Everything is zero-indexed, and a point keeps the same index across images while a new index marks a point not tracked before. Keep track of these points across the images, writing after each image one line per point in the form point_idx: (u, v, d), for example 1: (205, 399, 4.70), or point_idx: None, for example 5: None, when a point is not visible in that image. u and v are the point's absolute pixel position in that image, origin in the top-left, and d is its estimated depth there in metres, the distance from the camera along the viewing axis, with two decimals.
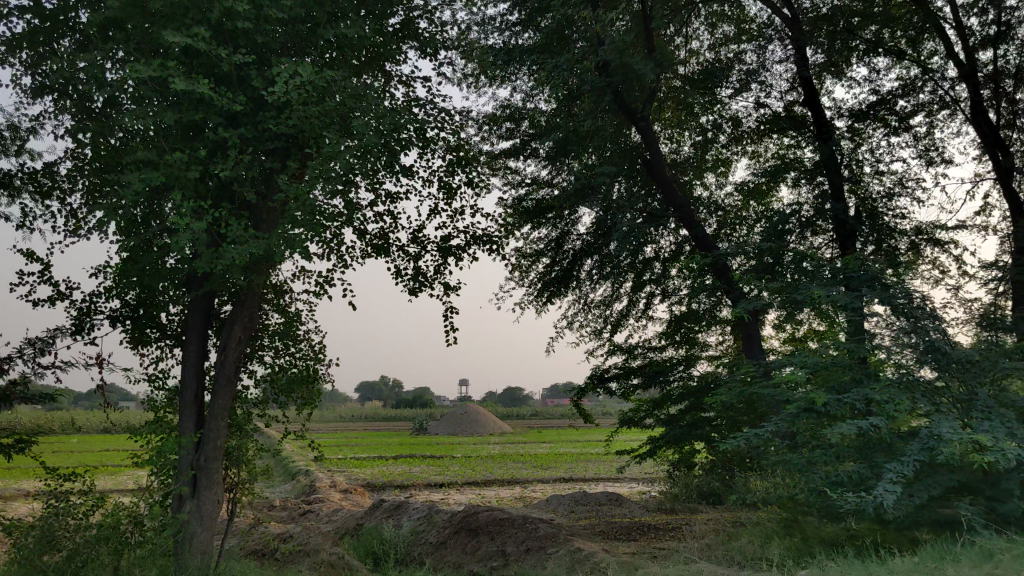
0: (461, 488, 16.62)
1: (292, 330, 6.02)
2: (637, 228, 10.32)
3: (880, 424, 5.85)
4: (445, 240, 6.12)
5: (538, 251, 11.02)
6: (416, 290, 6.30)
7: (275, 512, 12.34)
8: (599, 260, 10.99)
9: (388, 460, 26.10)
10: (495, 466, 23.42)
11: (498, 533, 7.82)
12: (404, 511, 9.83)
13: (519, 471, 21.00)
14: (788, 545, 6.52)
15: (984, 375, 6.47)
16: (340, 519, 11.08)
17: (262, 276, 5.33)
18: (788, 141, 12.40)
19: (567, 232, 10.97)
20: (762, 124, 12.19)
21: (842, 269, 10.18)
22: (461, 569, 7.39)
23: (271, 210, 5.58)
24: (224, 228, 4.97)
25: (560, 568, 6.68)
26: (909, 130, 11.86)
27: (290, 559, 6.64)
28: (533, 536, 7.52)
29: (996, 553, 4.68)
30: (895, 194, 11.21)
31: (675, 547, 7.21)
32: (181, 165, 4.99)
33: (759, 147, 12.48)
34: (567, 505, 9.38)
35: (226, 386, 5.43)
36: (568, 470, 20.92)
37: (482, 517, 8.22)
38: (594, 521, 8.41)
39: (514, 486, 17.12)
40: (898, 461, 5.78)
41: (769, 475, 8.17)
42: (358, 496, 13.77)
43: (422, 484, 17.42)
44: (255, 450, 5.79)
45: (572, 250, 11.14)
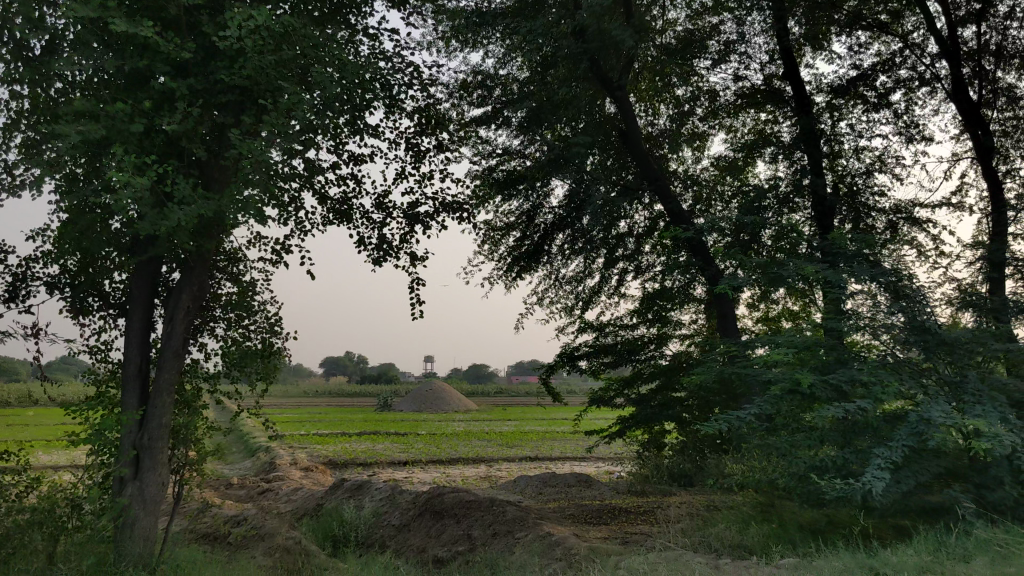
0: (425, 467, 16.27)
1: (247, 301, 5.60)
2: (612, 202, 9.98)
3: (868, 407, 5.60)
4: (412, 206, 5.75)
5: (509, 224, 10.65)
6: (380, 259, 5.92)
7: (232, 491, 11.92)
8: (572, 234, 10.65)
9: (351, 436, 25.68)
10: (460, 443, 23.14)
11: (464, 516, 7.50)
12: (366, 492, 9.47)
13: (483, 450, 20.70)
14: (768, 532, 6.25)
15: (971, 356, 6.25)
16: (300, 499, 10.70)
17: (212, 241, 4.92)
18: (766, 116, 12.13)
19: (538, 206, 10.61)
20: (739, 98, 11.89)
21: (821, 247, 9.94)
22: (424, 553, 7.07)
23: (224, 169, 5.16)
24: (170, 187, 4.55)
25: (529, 555, 6.37)
26: (888, 107, 11.64)
27: (243, 544, 6.26)
28: (500, 519, 7.21)
29: (993, 544, 4.44)
30: (874, 171, 10.99)
31: (649, 532, 6.93)
32: (124, 117, 4.56)
33: (736, 122, 12.19)
34: (534, 486, 9.06)
35: (173, 359, 5.01)
36: (533, 448, 20.68)
37: (447, 498, 7.88)
38: (563, 503, 8.11)
39: (479, 464, 16.83)
40: (886, 446, 5.53)
41: (745, 458, 7.92)
42: (319, 475, 13.37)
43: (385, 462, 17.06)
44: (206, 429, 5.39)
45: (544, 223, 10.78)
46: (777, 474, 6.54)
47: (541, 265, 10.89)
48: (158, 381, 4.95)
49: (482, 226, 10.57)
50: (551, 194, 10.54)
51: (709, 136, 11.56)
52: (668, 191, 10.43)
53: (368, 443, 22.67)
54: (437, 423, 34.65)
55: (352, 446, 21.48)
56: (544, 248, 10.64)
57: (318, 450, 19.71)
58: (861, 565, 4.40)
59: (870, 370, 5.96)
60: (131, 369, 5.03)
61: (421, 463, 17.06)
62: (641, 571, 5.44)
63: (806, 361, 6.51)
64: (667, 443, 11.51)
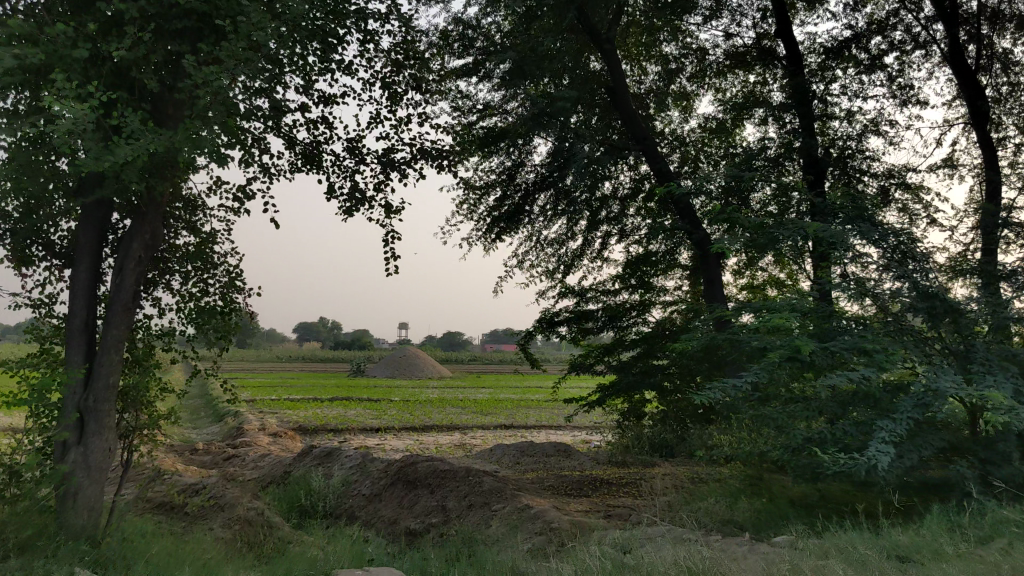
0: (398, 434, 15.91)
1: (206, 252, 5.14)
2: (597, 161, 9.57)
3: (872, 376, 5.27)
4: (387, 152, 5.31)
5: (489, 183, 10.21)
6: (352, 209, 5.49)
7: (197, 457, 11.48)
8: (555, 195, 10.24)
9: (322, 402, 25.26)
10: (434, 411, 22.78)
11: (439, 486, 7.14)
12: (336, 460, 9.08)
13: (458, 417, 20.35)
14: (759, 507, 5.93)
15: (977, 325, 5.95)
16: (267, 466, 10.29)
17: (166, 182, 4.46)
18: (755, 78, 11.73)
19: (519, 165, 10.18)
20: (729, 58, 11.48)
21: (811, 213, 9.60)
22: (396, 525, 6.70)
23: (179, 105, 4.70)
24: (117, 120, 4.10)
25: (507, 528, 6.01)
26: (882, 70, 11.28)
27: (201, 514, 5.86)
28: (476, 490, 6.84)
29: (1010, 524, 4.13)
30: (867, 136, 10.64)
31: (632, 506, 6.60)
32: (66, 41, 4.09)
33: (725, 83, 11.79)
34: (511, 456, 8.70)
35: (122, 314, 4.53)
36: (508, 416, 20.37)
37: (421, 467, 7.51)
38: (542, 474, 7.77)
39: (453, 432, 16.50)
40: (889, 418, 5.21)
41: (732, 429, 7.60)
42: (288, 441, 12.96)
43: (357, 429, 16.68)
44: (158, 390, 4.95)
45: (526, 183, 10.36)
46: (770, 447, 6.22)
47: (522, 227, 10.48)
48: (105, 337, 4.47)
49: (461, 184, 10.12)
50: (533, 152, 10.12)
51: (697, 97, 11.16)
52: (655, 151, 10.04)
53: (340, 410, 22.27)
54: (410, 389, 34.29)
55: (323, 412, 21.06)
56: (525, 209, 10.22)
57: (288, 415, 19.29)
58: (870, 545, 4.08)
59: (872, 338, 5.64)
60: (75, 325, 4.53)
61: (394, 430, 16.69)
62: (628, 548, 5.11)
63: (802, 328, 6.18)
64: (647, 412, 11.18)
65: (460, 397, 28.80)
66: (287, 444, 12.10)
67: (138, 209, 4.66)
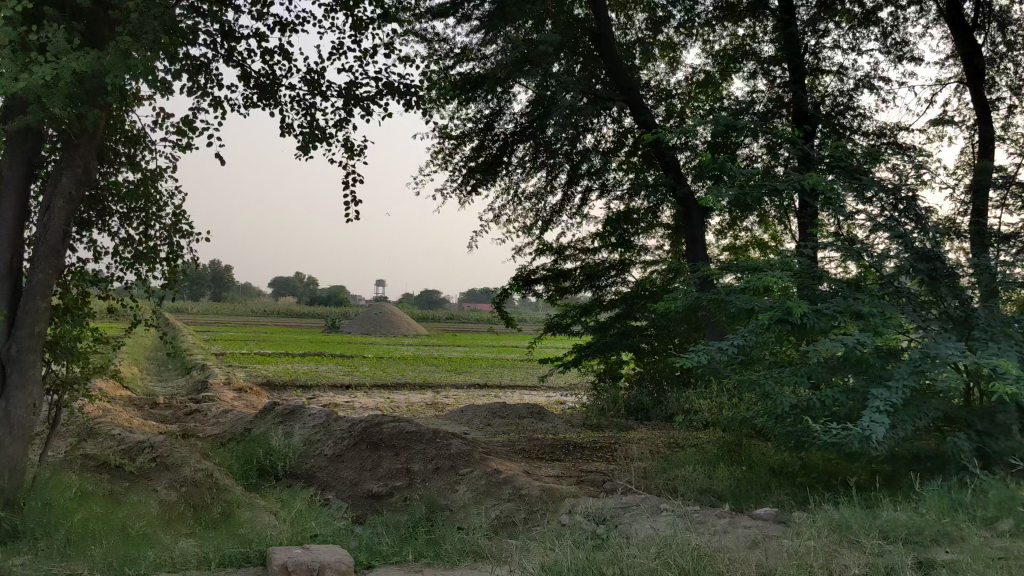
0: (368, 392, 15.54)
1: (148, 192, 4.69)
2: (578, 111, 9.13)
3: (867, 341, 4.93)
4: (348, 87, 4.86)
5: (465, 132, 9.75)
6: (309, 148, 5.04)
7: (157, 411, 11.06)
8: (534, 146, 9.81)
9: (293, 357, 24.81)
10: (408, 368, 22.45)
11: (404, 448, 6.78)
12: (298, 418, 8.69)
13: (431, 376, 20.02)
14: (740, 477, 5.61)
15: (976, 290, 5.62)
16: (229, 423, 9.89)
17: (98, 109, 3.99)
18: (744, 30, 11.29)
19: (498, 113, 9.72)
20: (718, 8, 11.02)
21: (801, 171, 9.22)
22: (357, 489, 6.35)
23: (115, 23, 4.24)
24: (39, 36, 3.62)
25: (474, 495, 5.67)
26: (876, 24, 10.85)
27: (147, 474, 5.47)
28: (443, 453, 6.49)
29: (1015, 503, 3.82)
30: (858, 93, 10.25)
31: (607, 472, 6.27)
32: None
33: (713, 35, 11.34)
34: (482, 417, 8.35)
35: (51, 257, 4.09)
36: (482, 376, 20.06)
37: (386, 428, 7.13)
38: (513, 436, 7.42)
39: (425, 390, 16.15)
40: (884, 386, 4.89)
41: (712, 394, 7.28)
42: (253, 396, 12.56)
43: (327, 385, 16.30)
44: (93, 340, 4.52)
45: (503, 133, 9.91)
46: (754, 413, 5.89)
47: (498, 179, 10.04)
48: (31, 282, 4.02)
49: (436, 132, 9.66)
50: (512, 100, 9.66)
51: (684, 48, 10.71)
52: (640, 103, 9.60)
53: (311, 365, 21.88)
54: (385, 346, 33.91)
55: (294, 368, 20.66)
56: (502, 160, 9.78)
57: (257, 370, 18.86)
58: (865, 524, 3.76)
59: (867, 301, 5.30)
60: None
61: (365, 387, 16.31)
62: (603, 519, 4.76)
63: (791, 288, 5.83)
64: (624, 374, 10.86)
65: (434, 356, 28.48)
66: (252, 401, 11.70)
67: (71, 137, 4.13)
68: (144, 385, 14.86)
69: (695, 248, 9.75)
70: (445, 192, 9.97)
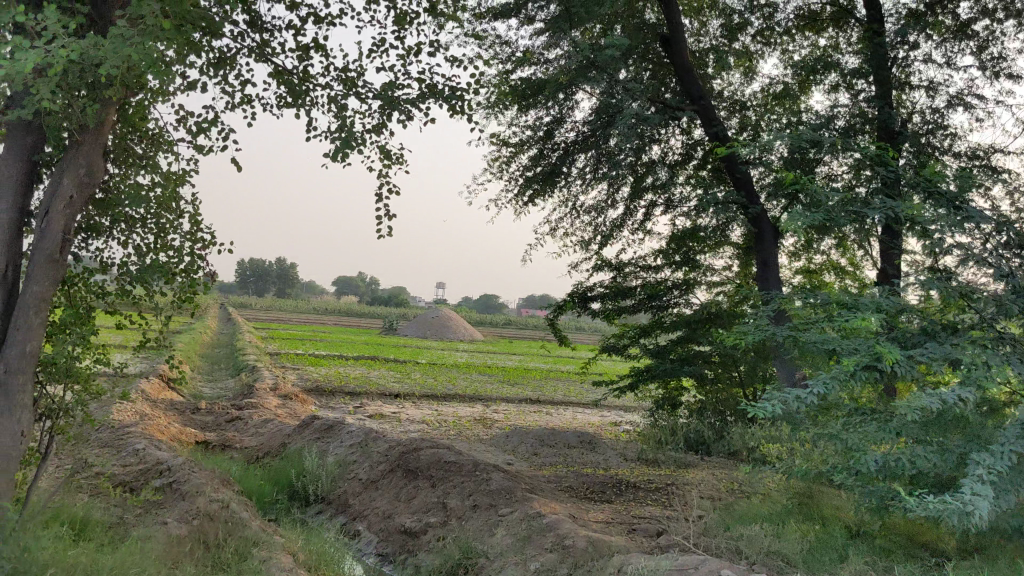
0: (417, 402, 15.11)
1: (164, 198, 4.24)
2: (645, 121, 8.53)
3: (970, 397, 4.28)
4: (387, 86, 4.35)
5: (523, 140, 9.23)
6: (342, 154, 4.54)
7: (197, 417, 10.74)
8: (596, 156, 9.24)
9: (346, 360, 24.57)
10: (460, 376, 22.03)
11: (441, 480, 6.28)
12: (336, 435, 8.25)
13: (482, 386, 19.56)
14: (813, 539, 4.99)
15: None
16: (267, 434, 9.50)
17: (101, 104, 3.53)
18: (825, 39, 10.59)
19: (558, 121, 9.17)
20: (799, 15, 10.34)
21: (885, 193, 8.51)
22: (389, 524, 5.86)
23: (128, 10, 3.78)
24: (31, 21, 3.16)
25: (514, 542, 5.13)
26: (971, 36, 10.07)
27: (160, 503, 5.04)
28: (483, 489, 5.97)
29: None
30: (950, 110, 9.49)
31: (662, 520, 5.69)
32: None
33: (792, 44, 10.65)
34: (529, 446, 7.82)
35: (46, 269, 3.63)
36: (534, 388, 19.52)
37: (424, 456, 6.65)
38: (561, 470, 6.86)
39: (475, 403, 15.67)
40: (988, 450, 4.23)
41: (780, 435, 6.64)
42: (297, 404, 12.20)
43: (376, 393, 15.92)
44: (97, 361, 4.07)
45: (564, 142, 9.35)
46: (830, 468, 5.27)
47: (557, 191, 9.50)
48: (23, 299, 3.57)
49: (492, 138, 9.15)
50: (574, 108, 9.09)
51: (761, 57, 10.05)
52: (713, 115, 8.97)
53: (362, 369, 21.59)
54: (440, 351, 33.57)
55: (344, 372, 20.37)
56: (561, 171, 9.21)
57: (307, 373, 18.60)
58: None
59: (968, 347, 4.64)
60: None
61: (413, 397, 15.91)
62: None
63: (877, 327, 5.19)
64: (684, 402, 10.25)
65: (488, 364, 28.08)
66: (296, 411, 11.33)
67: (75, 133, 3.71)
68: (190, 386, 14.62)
69: (767, 272, 9.07)
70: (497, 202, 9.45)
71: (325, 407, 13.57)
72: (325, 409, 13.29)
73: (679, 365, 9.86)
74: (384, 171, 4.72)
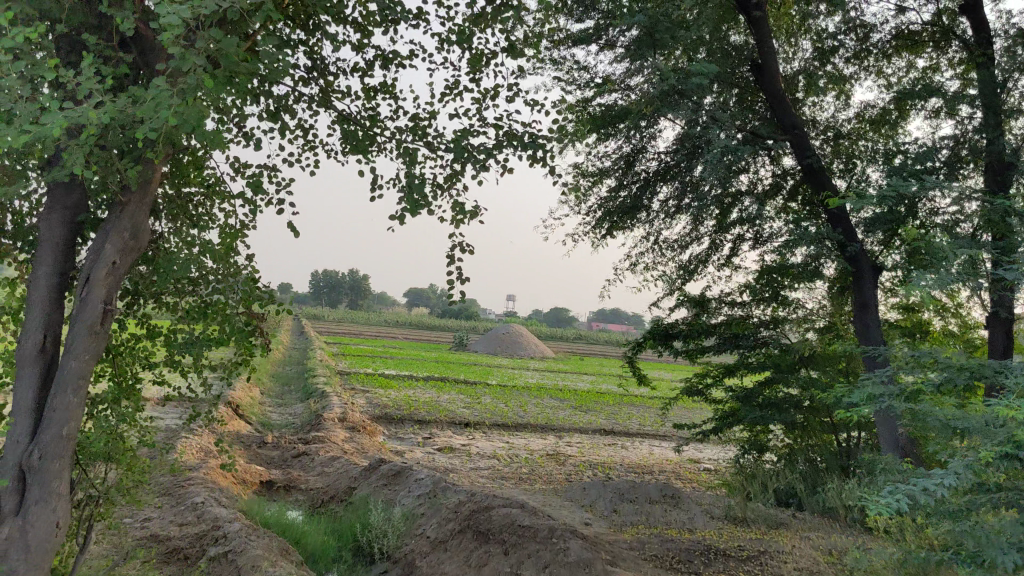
0: (485, 433, 14.71)
1: (221, 259, 3.86)
2: (734, 151, 7.99)
3: None
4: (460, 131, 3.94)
5: (602, 171, 8.78)
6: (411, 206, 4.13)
7: (263, 452, 10.49)
8: (679, 187, 8.72)
9: (416, 381, 24.32)
10: (530, 401, 21.59)
11: (515, 545, 5.82)
12: (404, 482, 7.86)
13: (553, 413, 19.09)
14: None
15: None
16: (334, 475, 9.16)
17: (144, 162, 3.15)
18: (926, 62, 9.91)
19: (640, 151, 8.70)
20: (897, 37, 9.70)
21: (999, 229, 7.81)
22: None
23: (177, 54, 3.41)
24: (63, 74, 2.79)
25: None
26: None
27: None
28: (560, 559, 5.50)
29: None
30: None
31: None
32: None
33: (889, 67, 10.00)
34: (607, 501, 7.34)
35: (88, 341, 3.27)
36: (606, 417, 18.98)
37: (495, 517, 6.22)
38: (643, 534, 6.34)
39: (547, 434, 15.20)
40: None
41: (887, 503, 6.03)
42: (365, 437, 11.89)
43: (445, 421, 15.58)
44: (140, 439, 3.69)
45: (645, 172, 8.87)
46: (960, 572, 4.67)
47: (638, 224, 9.01)
48: (61, 375, 3.22)
49: (570, 169, 8.72)
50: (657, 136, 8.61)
51: (855, 81, 9.45)
52: (807, 146, 8.39)
53: (431, 393, 21.30)
54: (510, 371, 33.20)
55: (414, 396, 20.07)
56: (642, 203, 8.71)
57: (376, 398, 18.34)
58: None
59: None
60: (27, 349, 3.33)
61: (482, 426, 15.52)
62: None
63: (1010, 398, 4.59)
64: (770, 448, 9.66)
65: (558, 386, 27.61)
66: (362, 446, 11.01)
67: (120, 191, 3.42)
68: (258, 413, 14.45)
69: (867, 313, 8.42)
70: (574, 236, 9.00)
71: (393, 438, 13.25)
72: (393, 440, 12.97)
73: (766, 409, 9.27)
74: (458, 226, 4.32)
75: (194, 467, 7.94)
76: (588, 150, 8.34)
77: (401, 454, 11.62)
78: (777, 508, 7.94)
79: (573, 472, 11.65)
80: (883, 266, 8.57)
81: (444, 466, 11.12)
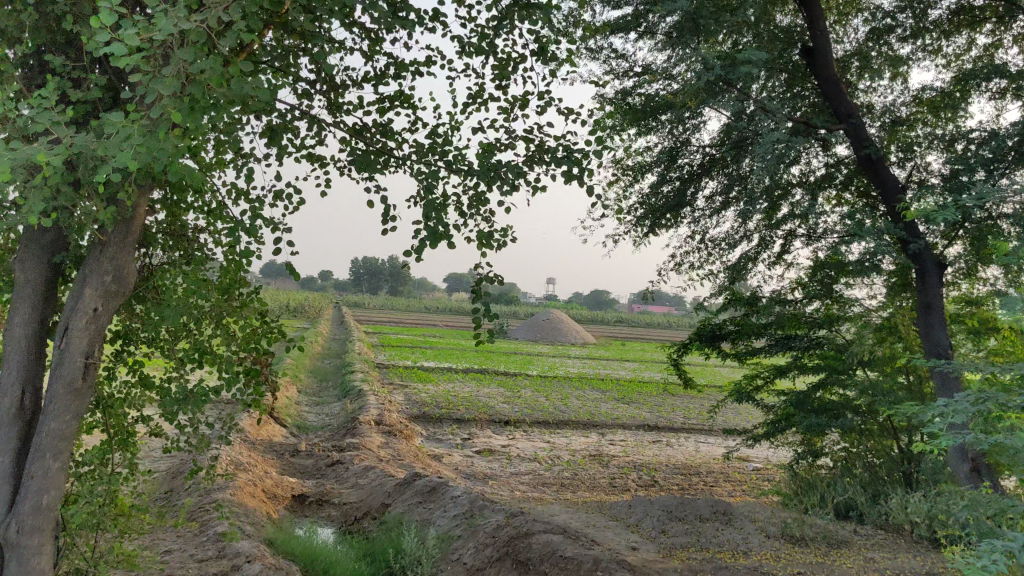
0: (527, 432, 14.32)
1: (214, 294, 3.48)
2: (785, 142, 7.48)
3: None
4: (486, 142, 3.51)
5: (643, 164, 8.32)
6: (434, 225, 3.71)
7: (297, 461, 10.19)
8: (726, 181, 8.24)
9: (456, 374, 23.98)
10: (572, 394, 21.15)
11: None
12: (440, 499, 7.49)
13: (595, 407, 18.65)
14: None
15: None
16: (368, 487, 8.82)
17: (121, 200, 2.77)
18: (988, 40, 9.28)
19: (683, 143, 8.23)
20: (956, 14, 9.07)
21: None
22: None
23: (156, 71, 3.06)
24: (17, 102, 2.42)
25: None
26: None
27: None
28: None
29: None
30: None
31: None
32: None
33: (948, 46, 9.38)
34: (655, 520, 6.91)
35: (64, 398, 3.55)
36: (651, 410, 18.50)
37: (535, 546, 5.81)
38: (696, 561, 5.90)
39: (590, 432, 14.77)
40: None
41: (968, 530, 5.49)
42: (402, 441, 11.55)
43: (484, 420, 15.21)
44: None
45: (688, 166, 8.39)
46: None
47: (682, 221, 8.54)
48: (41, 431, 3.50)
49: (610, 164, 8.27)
50: (702, 128, 8.13)
51: (913, 63, 8.86)
52: (865, 135, 7.84)
53: (471, 387, 20.92)
54: (552, 360, 32.75)
55: (453, 390, 19.72)
56: (686, 199, 8.25)
57: (415, 395, 18.02)
58: None
59: None
60: (4, 409, 3.76)
61: (523, 424, 15.12)
62: None
63: None
64: (825, 453, 9.15)
65: (600, 375, 27.12)
66: (399, 453, 10.68)
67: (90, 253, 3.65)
68: (294, 415, 14.16)
69: (931, 313, 7.87)
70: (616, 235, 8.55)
71: (431, 441, 12.90)
72: (431, 443, 12.62)
73: (820, 413, 8.77)
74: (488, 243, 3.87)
75: (224, 485, 7.64)
76: (628, 144, 7.89)
77: (439, 459, 11.27)
78: (836, 522, 7.46)
79: (617, 475, 11.22)
80: (947, 262, 8.02)
81: (483, 472, 10.75)
